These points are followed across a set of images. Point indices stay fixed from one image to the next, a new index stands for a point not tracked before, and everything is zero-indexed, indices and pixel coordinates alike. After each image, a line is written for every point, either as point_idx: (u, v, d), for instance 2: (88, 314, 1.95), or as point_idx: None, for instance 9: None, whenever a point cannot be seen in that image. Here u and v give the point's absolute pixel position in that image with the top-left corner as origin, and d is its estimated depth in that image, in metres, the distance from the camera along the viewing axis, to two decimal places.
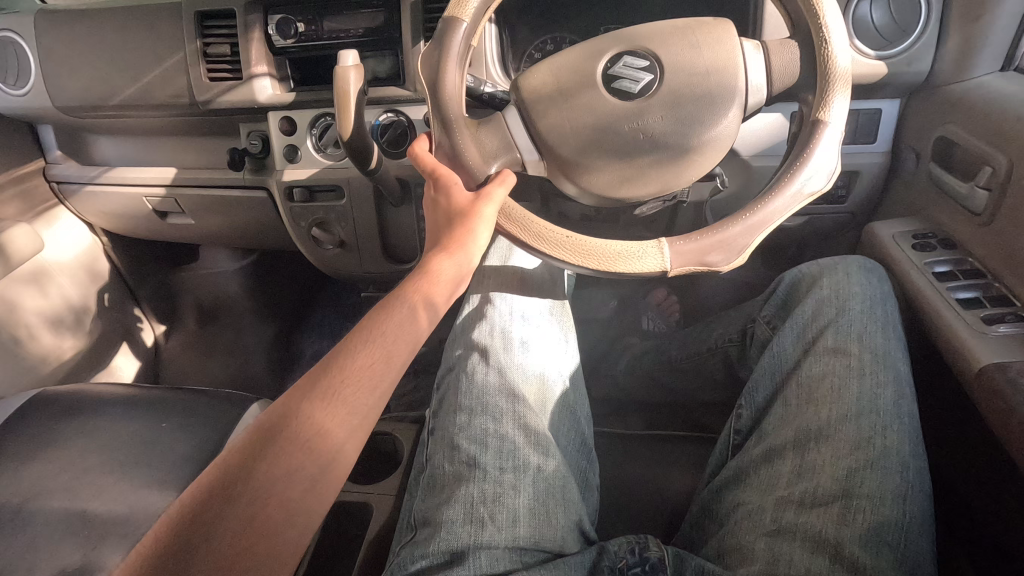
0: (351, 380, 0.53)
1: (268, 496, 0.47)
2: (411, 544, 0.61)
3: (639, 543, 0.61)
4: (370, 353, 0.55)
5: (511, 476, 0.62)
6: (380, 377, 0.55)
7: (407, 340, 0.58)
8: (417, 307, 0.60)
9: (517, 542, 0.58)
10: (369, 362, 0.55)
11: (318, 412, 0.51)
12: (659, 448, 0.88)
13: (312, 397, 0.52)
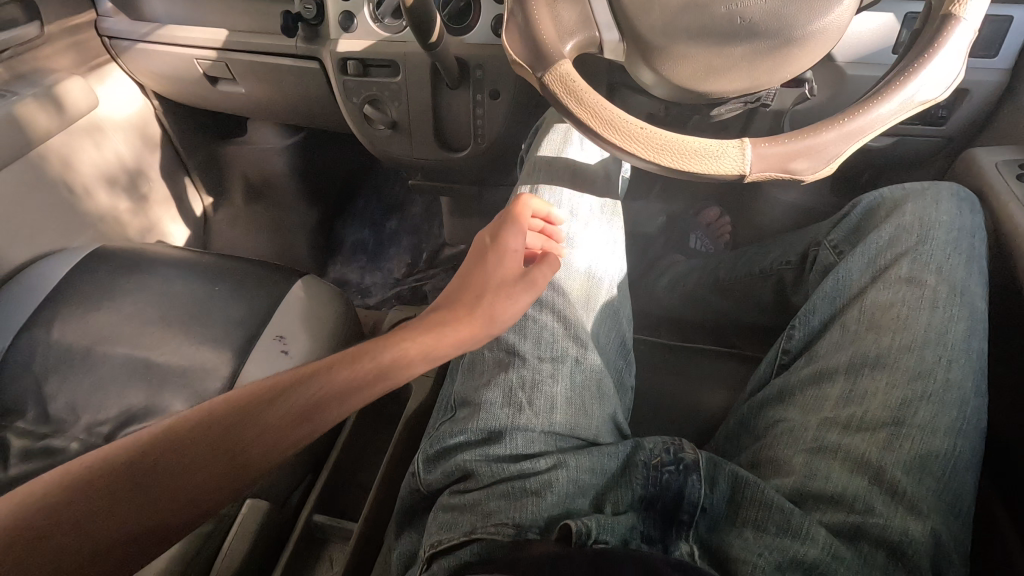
0: (294, 403, 0.49)
1: (142, 505, 0.42)
2: (450, 421, 0.63)
3: (674, 444, 0.62)
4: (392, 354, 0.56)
5: (551, 366, 0.62)
6: (322, 409, 0.50)
7: (372, 376, 0.54)
8: (398, 347, 0.57)
9: (554, 428, 0.60)
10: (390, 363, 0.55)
11: (311, 396, 0.51)
12: (699, 363, 0.87)
13: (266, 404, 0.49)
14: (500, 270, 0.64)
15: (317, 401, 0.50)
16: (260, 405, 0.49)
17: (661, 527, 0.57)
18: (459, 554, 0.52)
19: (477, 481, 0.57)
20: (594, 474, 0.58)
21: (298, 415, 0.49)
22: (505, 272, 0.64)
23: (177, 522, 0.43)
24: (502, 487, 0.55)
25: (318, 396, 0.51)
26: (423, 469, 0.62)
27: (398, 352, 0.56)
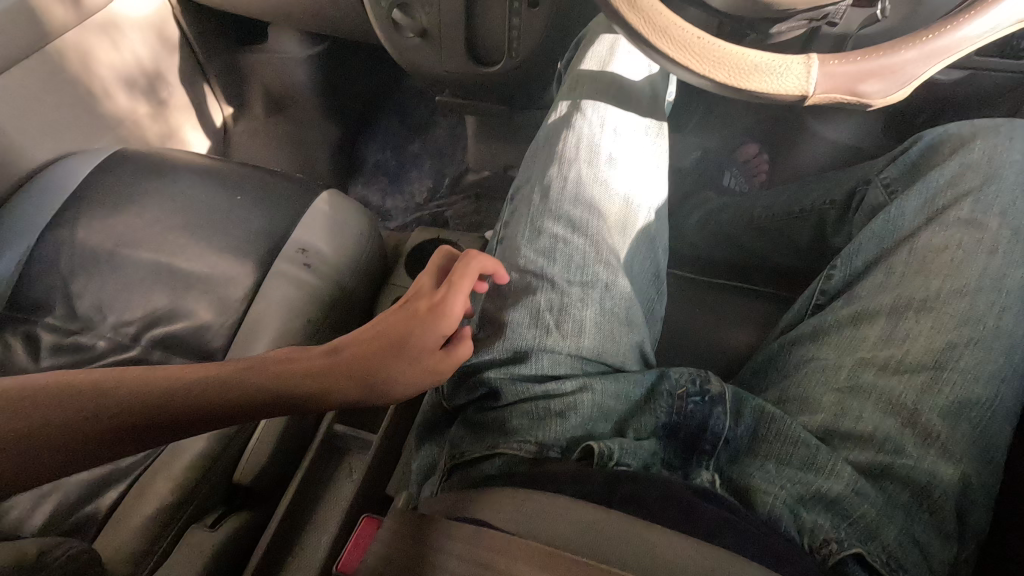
0: (175, 392, 0.45)
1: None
2: (474, 339, 0.62)
3: (700, 375, 0.61)
4: (278, 372, 0.49)
5: (579, 290, 0.60)
6: (194, 413, 0.45)
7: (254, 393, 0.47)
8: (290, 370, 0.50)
9: (581, 352, 0.58)
10: (267, 387, 0.48)
11: (202, 385, 0.46)
12: (727, 301, 0.85)
13: (153, 384, 0.45)
14: (419, 346, 0.54)
15: (170, 404, 0.44)
16: (106, 391, 0.43)
17: (682, 455, 0.57)
18: (481, 468, 0.53)
19: (500, 399, 0.56)
20: (618, 400, 0.57)
21: (135, 417, 0.42)
22: (426, 350, 0.53)
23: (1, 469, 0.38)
24: (526, 407, 0.55)
25: (178, 395, 0.45)
26: (447, 384, 0.61)
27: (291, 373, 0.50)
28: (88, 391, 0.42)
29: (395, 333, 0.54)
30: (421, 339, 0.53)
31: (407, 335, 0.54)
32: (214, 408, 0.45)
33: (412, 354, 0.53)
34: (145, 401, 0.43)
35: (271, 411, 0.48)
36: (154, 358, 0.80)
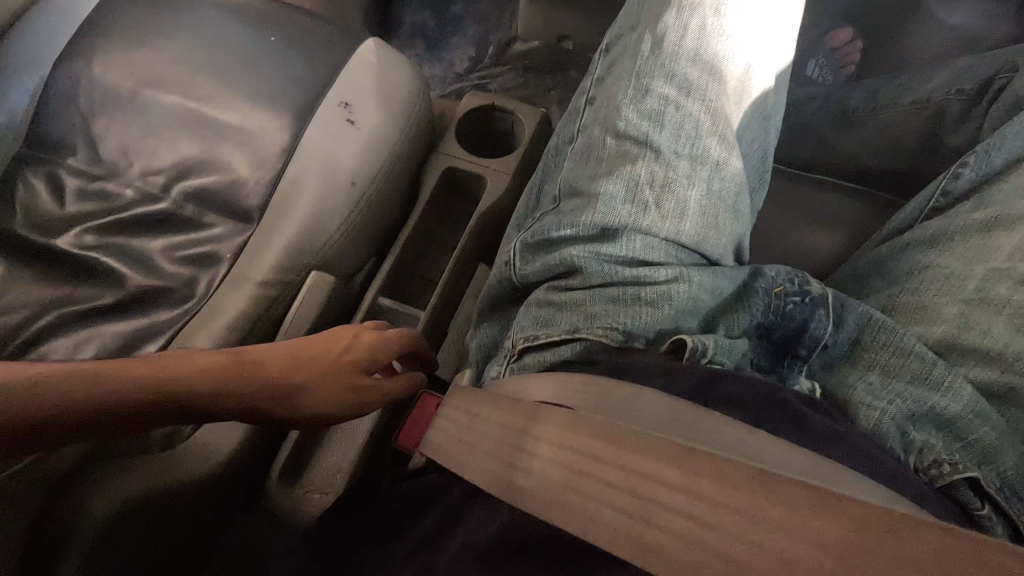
0: (127, 385, 0.40)
1: None
2: (555, 213, 0.55)
3: (800, 275, 0.54)
4: (203, 368, 0.44)
5: (687, 165, 0.52)
6: (139, 414, 0.40)
7: (205, 392, 0.44)
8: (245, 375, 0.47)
9: (678, 237, 0.51)
10: (194, 387, 0.43)
11: (156, 381, 0.42)
12: (833, 200, 0.73)
13: (108, 376, 0.40)
14: (338, 378, 0.52)
15: (83, 395, 0.38)
16: (55, 381, 0.37)
17: (775, 357, 0.51)
18: (557, 352, 0.48)
19: (584, 280, 0.50)
20: (713, 294, 0.51)
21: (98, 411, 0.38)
22: (343, 382, 0.52)
23: None
24: (612, 291, 0.49)
25: (95, 386, 0.39)
26: (517, 258, 0.55)
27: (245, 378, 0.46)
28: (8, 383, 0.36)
29: (319, 361, 0.51)
30: (353, 368, 0.53)
31: (329, 367, 0.52)
32: (133, 407, 0.40)
33: (331, 384, 0.51)
34: (58, 385, 0.37)
35: (186, 415, 0.43)
36: (188, 214, 0.73)
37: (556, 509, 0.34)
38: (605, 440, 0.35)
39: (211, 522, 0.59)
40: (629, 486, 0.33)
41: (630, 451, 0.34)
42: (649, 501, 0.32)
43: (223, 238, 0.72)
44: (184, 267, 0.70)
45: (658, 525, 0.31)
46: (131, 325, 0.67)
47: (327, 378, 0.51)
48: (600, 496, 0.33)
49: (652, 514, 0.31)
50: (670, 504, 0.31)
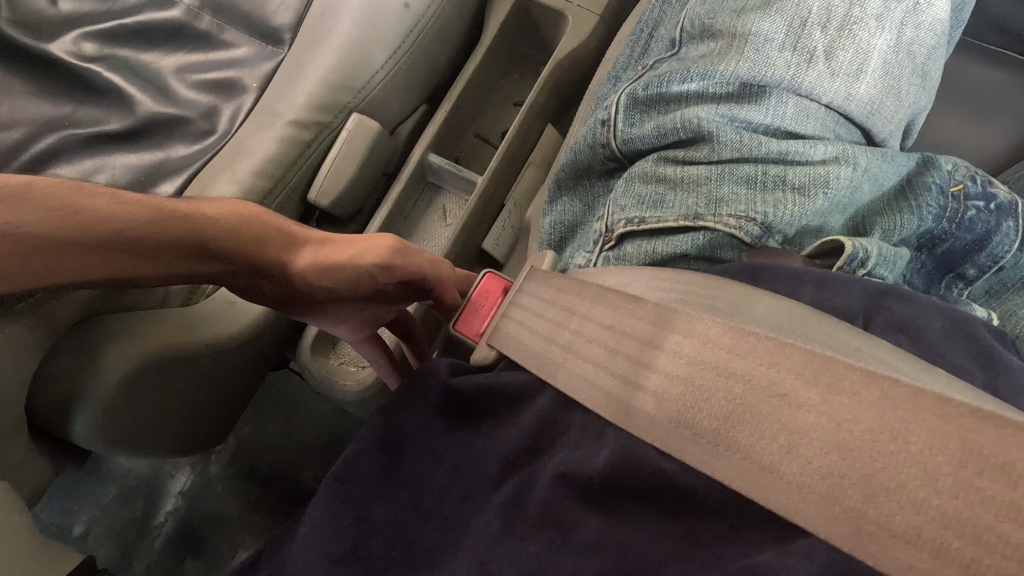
0: (139, 204, 0.35)
1: None
2: (678, 59, 0.41)
3: (984, 173, 0.41)
4: (224, 209, 0.39)
5: (879, 1, 0.38)
6: (150, 236, 0.34)
7: (224, 225, 0.38)
8: (267, 225, 0.41)
9: (848, 104, 0.38)
10: (216, 226, 0.38)
11: (171, 208, 0.36)
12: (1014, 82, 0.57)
13: (123, 196, 0.35)
14: (365, 247, 0.44)
15: (96, 211, 0.33)
16: (75, 196, 0.33)
17: (932, 276, 0.41)
18: (672, 242, 0.36)
19: (712, 152, 0.37)
20: (875, 185, 0.39)
21: (109, 228, 0.33)
22: (370, 252, 0.43)
23: None
24: (746, 170, 0.36)
25: (108, 205, 0.34)
26: (617, 116, 0.42)
27: (264, 225, 0.40)
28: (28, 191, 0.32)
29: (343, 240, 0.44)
30: (381, 242, 0.45)
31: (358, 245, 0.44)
32: (148, 230, 0.34)
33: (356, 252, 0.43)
34: (50, 198, 0.32)
35: (202, 250, 0.37)
36: (204, 27, 0.60)
37: (717, 456, 0.25)
38: (803, 365, 0.24)
39: (242, 380, 0.53)
40: (840, 439, 0.22)
41: (846, 394, 0.22)
42: (878, 469, 0.21)
43: (248, 62, 0.60)
44: (202, 94, 0.59)
45: (881, 499, 0.21)
46: (145, 159, 0.57)
47: (354, 245, 0.44)
48: (788, 444, 0.23)
49: (887, 489, 0.21)
50: (921, 473, 0.21)
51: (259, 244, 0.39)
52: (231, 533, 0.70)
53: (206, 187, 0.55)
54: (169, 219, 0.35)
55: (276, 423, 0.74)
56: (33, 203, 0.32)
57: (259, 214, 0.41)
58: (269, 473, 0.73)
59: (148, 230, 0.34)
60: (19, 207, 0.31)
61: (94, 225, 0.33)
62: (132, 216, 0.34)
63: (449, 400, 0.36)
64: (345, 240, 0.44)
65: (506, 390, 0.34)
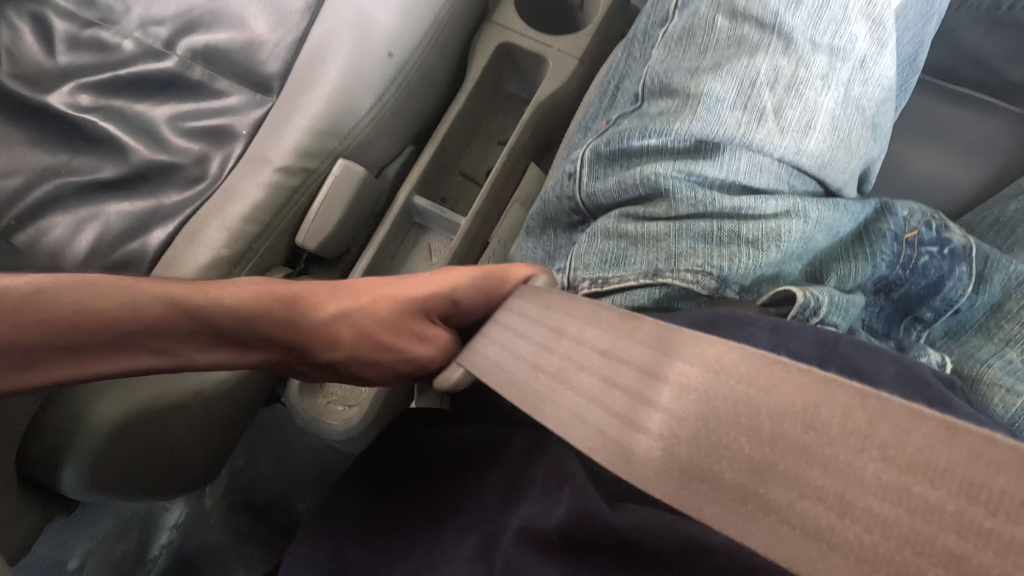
0: (169, 304, 0.31)
1: (56, 330, 0.27)
2: (638, 116, 0.43)
3: (939, 219, 0.43)
4: (266, 296, 0.36)
5: (824, 60, 0.39)
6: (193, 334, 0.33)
7: (269, 328, 0.36)
8: (311, 322, 0.38)
9: (800, 158, 0.39)
10: (252, 320, 0.35)
11: (206, 306, 0.33)
12: None
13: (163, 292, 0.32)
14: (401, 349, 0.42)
15: (146, 317, 0.30)
16: (137, 315, 0.30)
17: (891, 319, 0.42)
18: (629, 296, 0.38)
19: (669, 209, 0.39)
20: (830, 235, 0.40)
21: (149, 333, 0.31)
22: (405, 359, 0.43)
23: (47, 355, 0.27)
24: (702, 226, 0.38)
25: (142, 311, 0.30)
26: (584, 167, 0.44)
27: (310, 328, 0.38)
28: (97, 315, 0.29)
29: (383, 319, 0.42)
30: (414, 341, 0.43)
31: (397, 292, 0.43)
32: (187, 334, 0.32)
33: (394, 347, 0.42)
34: (91, 313, 0.28)
35: (251, 347, 0.35)
36: (196, 77, 0.62)
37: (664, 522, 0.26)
38: None
39: (233, 421, 0.55)
40: None
41: None
42: None
43: (239, 110, 0.62)
44: (194, 142, 0.61)
45: None
46: (138, 205, 0.58)
47: (394, 344, 0.42)
48: None
49: None
50: None
51: (309, 347, 0.38)
52: (223, 565, 0.71)
53: (195, 234, 0.56)
54: (201, 316, 0.33)
55: (269, 457, 0.76)
56: (90, 320, 0.29)
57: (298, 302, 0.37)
58: (262, 506, 0.73)
59: (180, 331, 0.32)
60: (96, 323, 0.29)
61: (118, 333, 0.30)
62: (150, 315, 0.30)
63: (436, 450, 0.38)
64: (389, 334, 0.42)
65: (475, 445, 0.36)
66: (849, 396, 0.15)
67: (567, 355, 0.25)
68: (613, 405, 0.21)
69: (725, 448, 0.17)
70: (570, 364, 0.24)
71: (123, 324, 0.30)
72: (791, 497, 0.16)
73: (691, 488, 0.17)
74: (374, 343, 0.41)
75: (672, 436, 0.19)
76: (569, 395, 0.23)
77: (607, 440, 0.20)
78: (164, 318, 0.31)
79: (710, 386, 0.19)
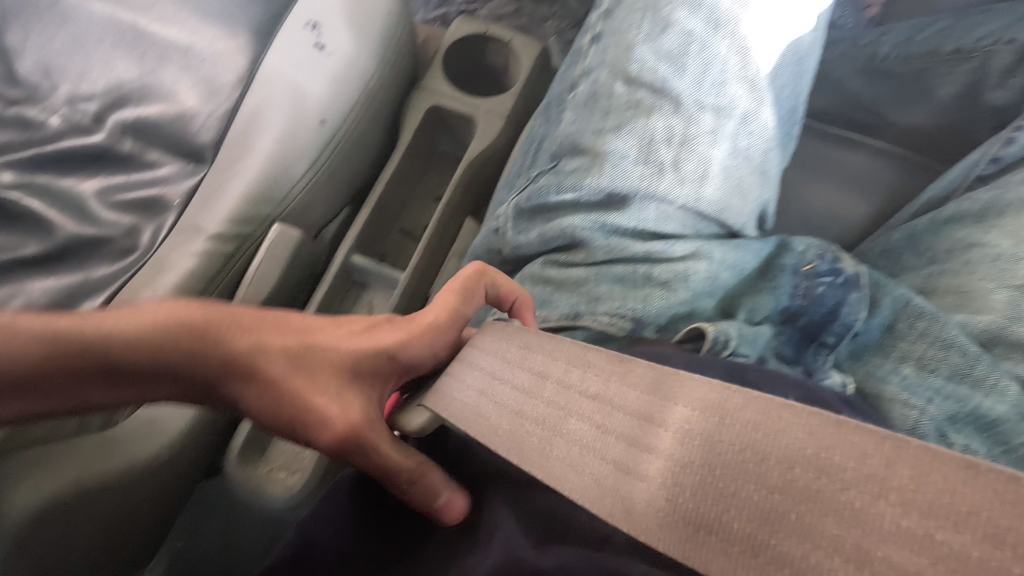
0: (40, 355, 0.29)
1: None
2: (554, 172, 0.45)
3: (833, 250, 0.47)
4: (160, 335, 0.32)
5: (711, 117, 0.43)
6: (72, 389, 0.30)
7: (163, 374, 0.32)
8: (217, 370, 0.34)
9: (699, 204, 0.43)
10: (142, 363, 0.32)
11: (90, 348, 0.31)
12: (862, 163, 0.67)
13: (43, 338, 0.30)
14: (323, 418, 0.36)
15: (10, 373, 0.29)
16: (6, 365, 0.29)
17: (800, 346, 0.44)
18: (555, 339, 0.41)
19: (588, 256, 0.42)
20: (737, 272, 0.43)
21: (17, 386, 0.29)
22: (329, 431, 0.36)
23: None
24: (619, 269, 0.42)
25: (15, 365, 0.29)
26: (508, 221, 0.46)
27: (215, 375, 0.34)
28: None
29: (312, 371, 0.36)
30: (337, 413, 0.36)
31: (349, 332, 0.39)
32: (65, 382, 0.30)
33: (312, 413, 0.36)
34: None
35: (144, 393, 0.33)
36: (127, 150, 0.62)
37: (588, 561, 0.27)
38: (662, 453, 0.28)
39: (166, 500, 0.53)
40: None
41: None
42: None
43: (170, 180, 0.61)
44: (125, 214, 0.60)
45: None
46: (62, 280, 0.56)
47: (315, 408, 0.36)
48: None
49: None
50: None
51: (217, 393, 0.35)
52: None
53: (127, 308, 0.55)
54: (87, 359, 0.31)
55: (213, 533, 0.72)
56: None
57: (199, 343, 0.33)
58: None
59: (59, 378, 0.30)
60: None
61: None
62: (29, 362, 0.29)
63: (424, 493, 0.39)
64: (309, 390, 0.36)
65: None
66: (865, 447, 0.19)
67: (553, 401, 0.29)
68: (605, 453, 0.25)
69: (732, 496, 0.21)
70: (557, 410, 0.28)
71: (12, 375, 0.29)
72: (805, 548, 0.19)
73: (698, 540, 0.21)
74: (286, 402, 0.36)
75: (674, 484, 0.23)
76: (567, 450, 0.26)
77: (607, 490, 0.24)
78: (40, 368, 0.29)
79: (710, 433, 0.22)
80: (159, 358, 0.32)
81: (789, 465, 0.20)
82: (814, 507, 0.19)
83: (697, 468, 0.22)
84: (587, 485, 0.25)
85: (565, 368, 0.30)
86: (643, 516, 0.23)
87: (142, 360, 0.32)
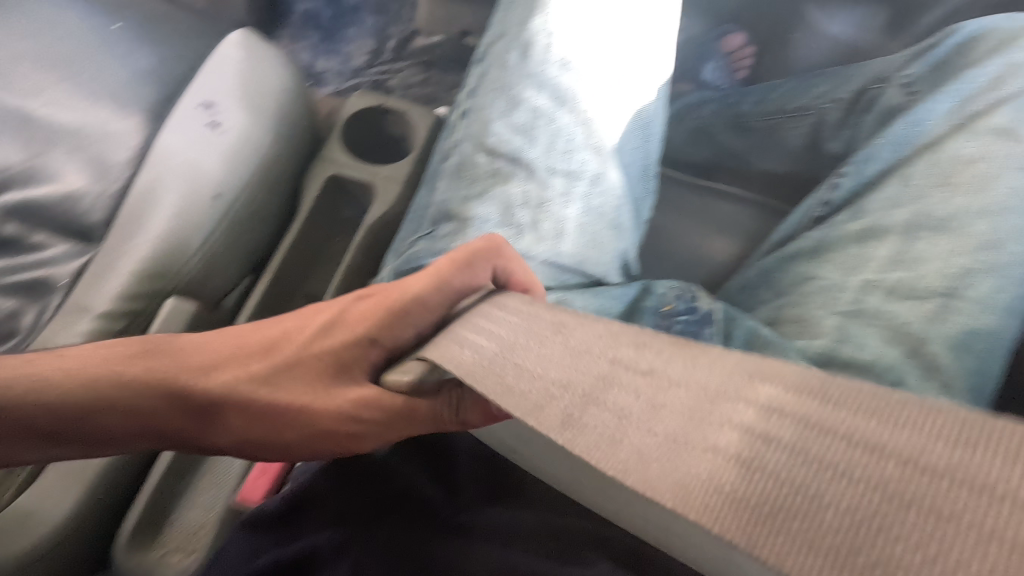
0: (52, 409, 0.36)
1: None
2: (428, 237, 0.49)
3: (691, 290, 0.52)
4: (154, 370, 0.39)
5: (563, 181, 0.48)
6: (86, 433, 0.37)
7: (159, 410, 0.38)
8: (214, 392, 0.40)
9: (558, 258, 0.48)
10: (141, 402, 0.38)
11: (95, 389, 0.38)
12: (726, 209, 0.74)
13: (50, 396, 0.37)
14: (317, 426, 0.40)
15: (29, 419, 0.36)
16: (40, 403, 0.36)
17: None
18: None
19: None
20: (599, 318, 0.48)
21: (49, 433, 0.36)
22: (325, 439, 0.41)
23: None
24: None
25: (46, 402, 0.37)
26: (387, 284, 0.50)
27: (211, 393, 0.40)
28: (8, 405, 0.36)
29: (297, 384, 0.41)
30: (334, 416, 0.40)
31: (317, 329, 0.43)
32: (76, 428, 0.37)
33: (303, 427, 0.41)
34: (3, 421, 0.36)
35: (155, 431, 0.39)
36: (11, 232, 0.60)
37: None
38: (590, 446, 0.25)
39: None
40: None
41: None
42: None
43: (58, 260, 0.60)
44: (6, 297, 0.58)
45: None
46: None
47: (306, 421, 0.41)
48: None
49: None
50: None
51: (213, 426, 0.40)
52: None
53: None
54: (92, 407, 0.37)
55: None
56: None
57: (187, 375, 0.40)
58: None
59: (74, 420, 0.37)
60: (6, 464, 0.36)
61: (26, 419, 0.36)
62: (44, 408, 0.36)
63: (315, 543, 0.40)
64: (300, 403, 0.41)
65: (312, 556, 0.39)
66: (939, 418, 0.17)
67: (600, 367, 0.24)
68: (655, 423, 0.20)
69: (819, 469, 0.17)
70: (604, 372, 0.23)
71: (41, 414, 0.36)
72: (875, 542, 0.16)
73: (768, 528, 0.16)
74: (276, 420, 0.40)
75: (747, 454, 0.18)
76: (602, 413, 0.21)
77: (658, 459, 0.19)
78: (52, 417, 0.36)
79: (799, 400, 0.19)
80: (133, 417, 0.38)
81: (907, 447, 0.17)
82: (940, 512, 0.16)
83: (818, 450, 0.18)
84: (683, 478, 0.18)
85: (611, 346, 0.26)
86: (699, 491, 0.18)
87: (110, 420, 0.37)
